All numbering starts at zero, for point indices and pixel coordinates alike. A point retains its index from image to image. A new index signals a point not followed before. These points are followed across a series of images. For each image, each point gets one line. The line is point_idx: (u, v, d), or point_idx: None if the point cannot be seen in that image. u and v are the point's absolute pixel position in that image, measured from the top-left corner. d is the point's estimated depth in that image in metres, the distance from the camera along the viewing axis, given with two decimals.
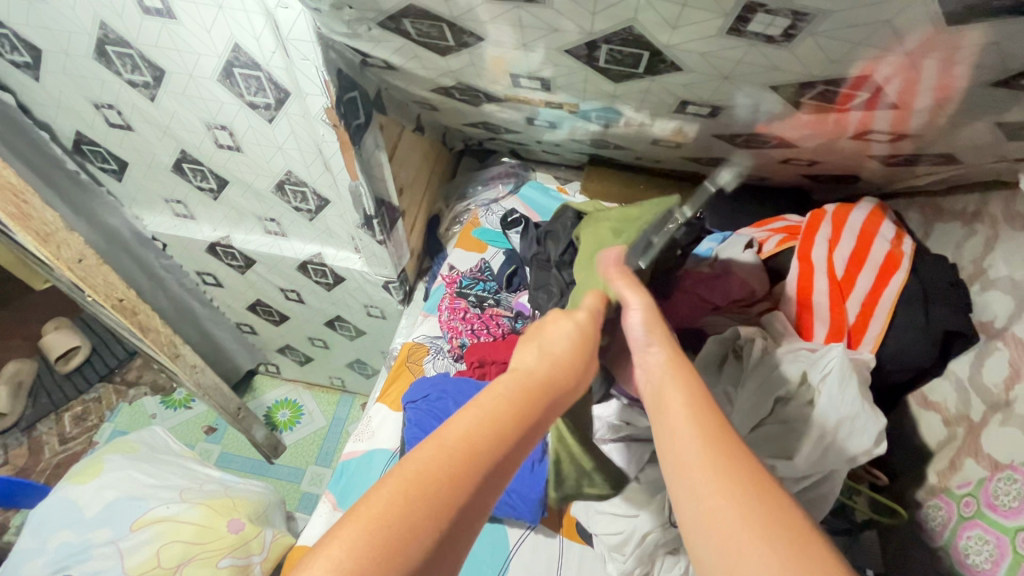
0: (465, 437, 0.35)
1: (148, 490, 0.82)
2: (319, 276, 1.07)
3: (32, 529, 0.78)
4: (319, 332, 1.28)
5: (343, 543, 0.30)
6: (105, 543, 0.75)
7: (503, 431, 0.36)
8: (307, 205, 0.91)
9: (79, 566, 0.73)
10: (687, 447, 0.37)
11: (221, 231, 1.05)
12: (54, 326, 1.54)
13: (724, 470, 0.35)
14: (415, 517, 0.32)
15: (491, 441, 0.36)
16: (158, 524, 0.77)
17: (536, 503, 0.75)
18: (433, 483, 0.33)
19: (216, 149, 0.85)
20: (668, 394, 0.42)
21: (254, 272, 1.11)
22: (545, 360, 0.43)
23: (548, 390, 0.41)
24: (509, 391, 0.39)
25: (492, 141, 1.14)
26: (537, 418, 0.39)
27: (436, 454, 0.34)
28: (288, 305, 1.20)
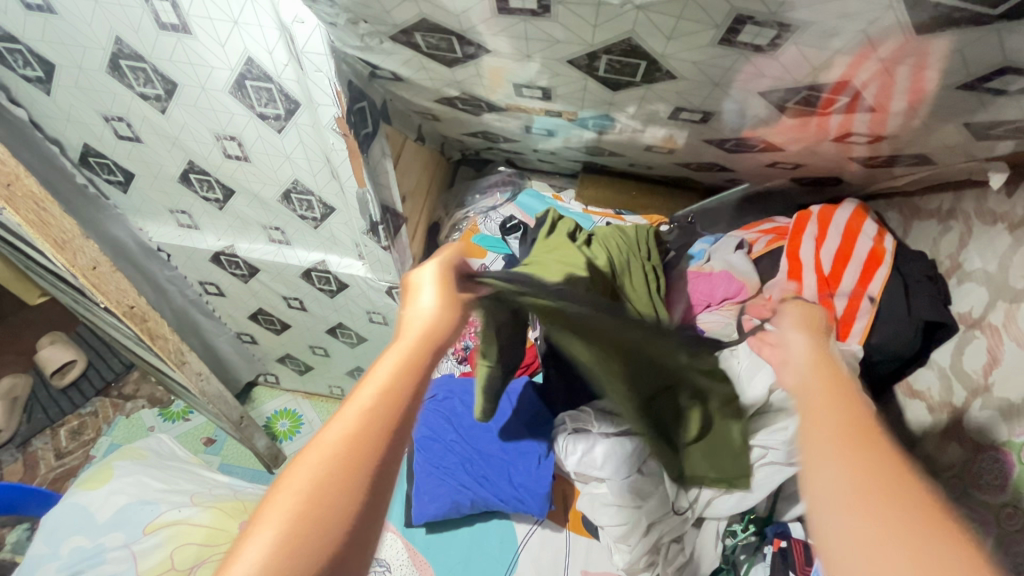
0: (357, 412, 0.40)
1: (158, 494, 0.82)
2: (323, 284, 1.09)
3: (45, 534, 0.78)
4: (319, 340, 1.29)
5: (268, 525, 0.35)
6: (119, 547, 0.76)
7: (389, 394, 0.41)
8: (312, 213, 0.94)
9: (92, 570, 0.73)
10: (837, 443, 0.39)
11: (225, 240, 1.06)
12: (50, 341, 1.53)
13: (887, 473, 0.37)
14: (327, 485, 0.37)
15: (384, 408, 0.40)
16: (170, 527, 0.78)
17: (543, 497, 0.77)
18: (341, 455, 0.38)
19: (224, 159, 0.87)
20: (814, 391, 0.44)
21: (257, 280, 1.12)
22: (414, 327, 0.47)
23: (425, 348, 0.45)
24: (391, 362, 0.43)
25: (489, 151, 1.18)
26: (420, 373, 0.44)
27: (336, 428, 0.39)
28: (291, 313, 1.21)
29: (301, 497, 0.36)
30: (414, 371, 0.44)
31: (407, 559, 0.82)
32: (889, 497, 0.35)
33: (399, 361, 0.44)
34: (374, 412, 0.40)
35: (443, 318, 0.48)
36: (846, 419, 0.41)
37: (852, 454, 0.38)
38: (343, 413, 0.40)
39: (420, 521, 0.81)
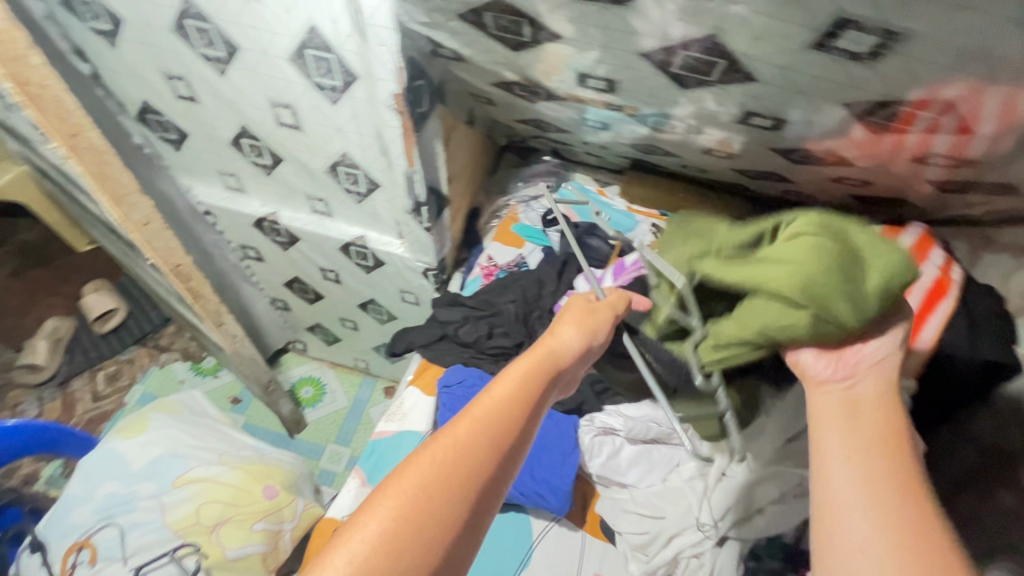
0: (487, 412, 0.48)
1: (189, 449, 0.85)
2: (360, 259, 1.09)
3: (82, 476, 0.81)
4: (350, 313, 1.30)
5: (401, 487, 0.44)
6: (149, 496, 0.78)
7: (517, 406, 0.49)
8: (358, 187, 0.93)
9: (125, 516, 0.76)
10: (861, 476, 0.48)
11: (270, 206, 1.07)
12: (94, 288, 1.59)
13: (888, 502, 0.46)
14: (459, 473, 0.45)
15: (512, 413, 0.48)
16: (198, 483, 0.80)
17: (564, 494, 0.76)
18: (471, 449, 0.46)
19: (277, 126, 0.88)
20: (831, 425, 0.51)
21: (297, 249, 1.13)
22: (543, 345, 0.54)
23: (547, 366, 0.53)
24: (525, 372, 0.51)
25: (536, 139, 1.16)
26: (541, 390, 0.51)
27: (469, 425, 0.47)
28: (325, 285, 1.22)
29: (435, 474, 0.44)
30: (535, 389, 0.51)
31: None
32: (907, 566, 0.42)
33: (526, 377, 0.51)
34: (506, 422, 0.48)
35: (579, 344, 0.56)
36: (881, 478, 0.47)
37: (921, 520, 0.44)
38: (474, 412, 0.48)
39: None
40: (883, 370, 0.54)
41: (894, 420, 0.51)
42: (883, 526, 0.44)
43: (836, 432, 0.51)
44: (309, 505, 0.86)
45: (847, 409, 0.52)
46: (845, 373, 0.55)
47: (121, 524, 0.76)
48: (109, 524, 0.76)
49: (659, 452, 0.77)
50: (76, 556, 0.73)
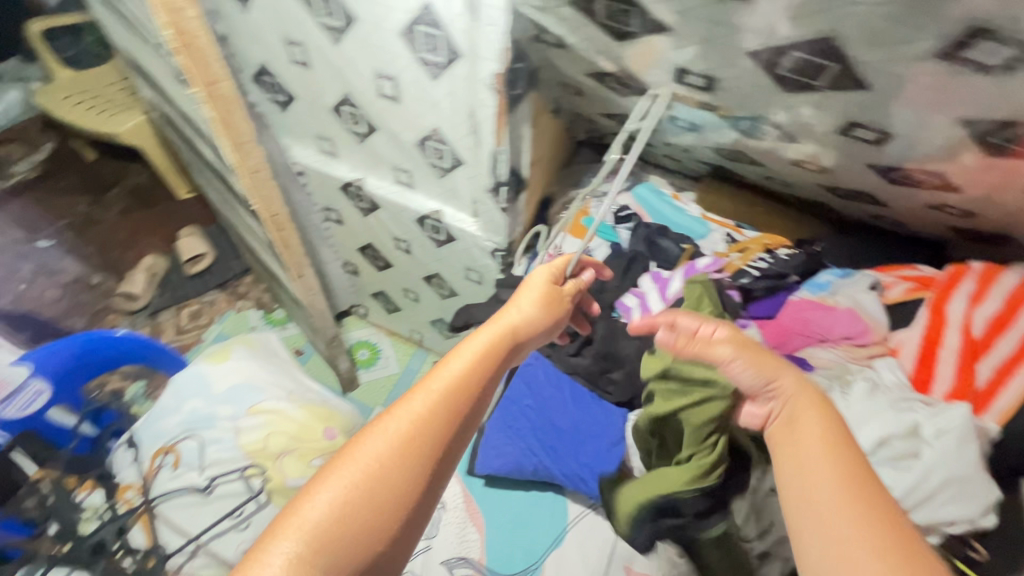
0: (442, 388, 0.53)
1: (266, 383, 0.91)
2: (433, 232, 1.14)
3: (174, 390, 0.89)
4: (413, 285, 1.36)
5: (355, 464, 0.48)
6: (227, 418, 0.86)
7: (469, 381, 0.55)
8: (442, 162, 0.98)
9: (205, 431, 0.84)
10: (809, 450, 0.49)
11: (357, 173, 1.14)
12: (189, 233, 1.74)
13: (842, 473, 0.47)
14: (412, 448, 0.49)
15: (467, 386, 0.54)
16: (270, 414, 0.87)
17: (607, 482, 0.78)
18: (426, 426, 0.50)
19: (377, 97, 0.93)
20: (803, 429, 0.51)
21: (375, 216, 1.20)
22: (503, 325, 0.62)
23: (504, 343, 0.61)
24: (475, 350, 0.58)
25: (615, 136, 1.16)
26: (495, 365, 0.58)
27: (422, 401, 0.52)
28: (395, 254, 1.28)
29: (385, 450, 0.49)
30: (491, 363, 0.58)
31: (461, 503, 0.86)
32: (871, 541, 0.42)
33: (477, 357, 0.57)
34: (455, 395, 0.53)
35: (533, 320, 0.66)
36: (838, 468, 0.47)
37: (864, 510, 0.44)
38: (424, 389, 0.53)
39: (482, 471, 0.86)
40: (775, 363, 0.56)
41: (810, 403, 0.53)
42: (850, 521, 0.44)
43: (788, 448, 0.51)
44: None
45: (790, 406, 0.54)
46: (758, 392, 0.57)
47: (201, 437, 0.84)
48: (191, 436, 0.84)
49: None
50: (162, 458, 0.82)
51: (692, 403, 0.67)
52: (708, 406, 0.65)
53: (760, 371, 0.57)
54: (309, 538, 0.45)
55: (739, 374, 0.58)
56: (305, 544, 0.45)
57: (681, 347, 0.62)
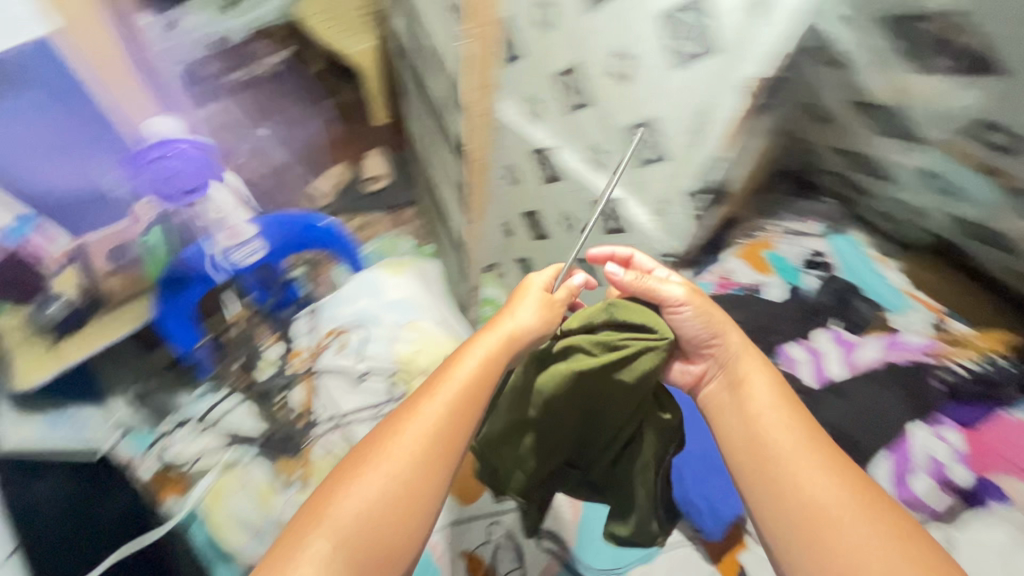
0: (444, 407, 0.61)
1: (424, 304, 0.96)
2: (606, 218, 1.12)
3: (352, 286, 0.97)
4: (560, 263, 1.37)
5: (376, 477, 0.57)
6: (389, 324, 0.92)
7: (468, 394, 0.63)
8: (646, 153, 0.96)
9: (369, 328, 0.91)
10: (764, 408, 0.67)
11: (551, 141, 1.15)
12: (376, 154, 1.94)
13: (784, 436, 0.65)
14: (419, 458, 0.58)
15: (468, 399, 0.63)
16: (420, 334, 0.92)
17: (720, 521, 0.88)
18: (432, 442, 0.59)
19: (606, 73, 0.93)
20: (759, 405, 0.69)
21: (552, 187, 1.21)
22: (504, 334, 0.68)
23: (504, 353, 0.67)
24: (476, 359, 0.65)
25: (828, 175, 1.03)
26: (495, 375, 0.66)
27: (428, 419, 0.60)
28: (555, 229, 1.30)
29: (399, 463, 0.58)
30: (491, 372, 0.65)
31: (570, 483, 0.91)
32: (810, 482, 0.61)
33: (479, 372, 0.65)
34: (456, 408, 0.62)
35: (531, 328, 0.70)
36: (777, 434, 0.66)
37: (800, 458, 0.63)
38: (429, 403, 0.62)
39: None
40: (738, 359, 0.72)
41: (751, 368, 0.71)
42: (796, 463, 0.62)
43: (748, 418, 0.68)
44: None
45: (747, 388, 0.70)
46: (702, 345, 0.72)
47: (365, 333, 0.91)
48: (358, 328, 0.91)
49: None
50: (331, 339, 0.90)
51: (620, 361, 0.67)
52: (647, 357, 0.67)
53: (709, 326, 0.72)
54: (340, 532, 0.54)
55: (685, 321, 0.71)
56: (337, 541, 0.53)
57: (630, 290, 0.72)
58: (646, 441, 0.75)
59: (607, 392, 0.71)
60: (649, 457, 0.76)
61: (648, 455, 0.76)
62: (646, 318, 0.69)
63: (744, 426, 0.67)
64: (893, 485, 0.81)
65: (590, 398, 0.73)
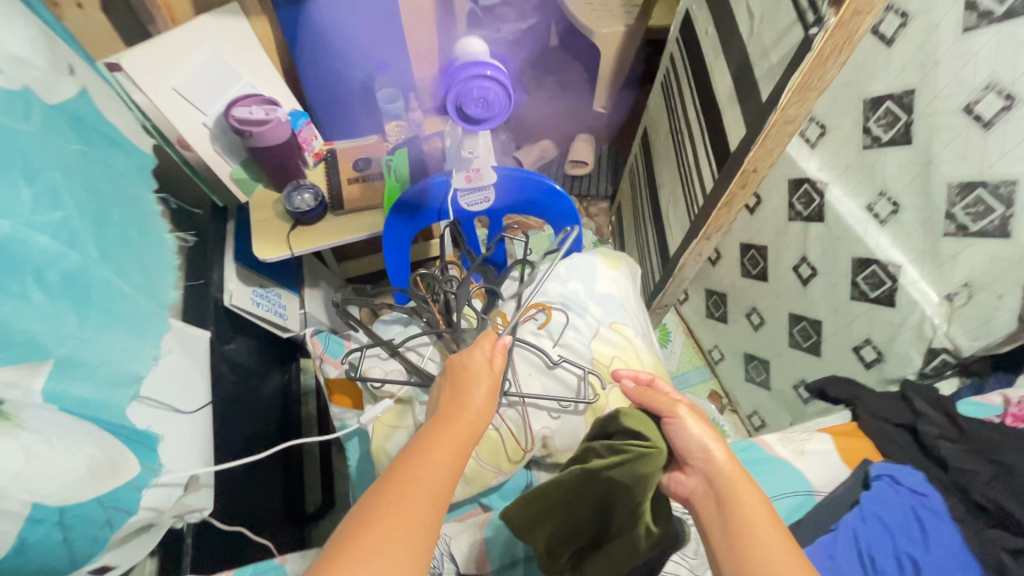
0: (423, 491, 0.43)
1: (632, 309, 0.84)
2: (866, 282, 0.91)
3: (566, 263, 0.85)
4: (768, 310, 1.18)
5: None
6: (595, 318, 0.80)
7: (445, 475, 0.46)
8: (970, 220, 0.75)
9: (575, 315, 0.79)
10: (760, 540, 0.45)
11: (825, 174, 0.97)
12: None
13: (769, 530, 0.46)
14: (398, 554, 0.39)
15: (439, 480, 0.45)
16: (625, 341, 0.79)
17: None
18: (406, 534, 0.40)
19: (956, 111, 0.74)
20: (737, 495, 0.49)
21: (801, 227, 1.02)
22: (467, 416, 0.52)
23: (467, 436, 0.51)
24: (437, 441, 0.48)
25: None
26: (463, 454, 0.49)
27: (409, 501, 0.42)
28: (781, 273, 1.11)
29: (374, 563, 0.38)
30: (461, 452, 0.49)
31: None
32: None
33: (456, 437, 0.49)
34: (434, 491, 0.44)
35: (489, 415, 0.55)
36: (759, 522, 0.47)
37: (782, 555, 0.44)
38: (409, 485, 0.43)
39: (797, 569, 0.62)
40: (713, 438, 0.53)
41: (741, 486, 0.50)
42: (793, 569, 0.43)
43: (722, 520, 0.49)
44: None
45: (718, 474, 0.51)
46: (694, 458, 0.53)
47: (570, 319, 0.79)
48: (563, 312, 0.79)
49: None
50: (535, 313, 0.79)
51: (609, 464, 0.56)
52: (635, 465, 0.53)
53: (704, 436, 0.53)
54: None
55: (684, 433, 0.54)
56: None
57: (637, 401, 0.58)
58: (621, 542, 0.61)
59: (601, 490, 0.60)
60: (623, 557, 0.62)
61: (619, 552, 0.62)
62: (645, 428, 0.56)
63: (731, 551, 0.46)
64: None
65: (591, 494, 0.61)
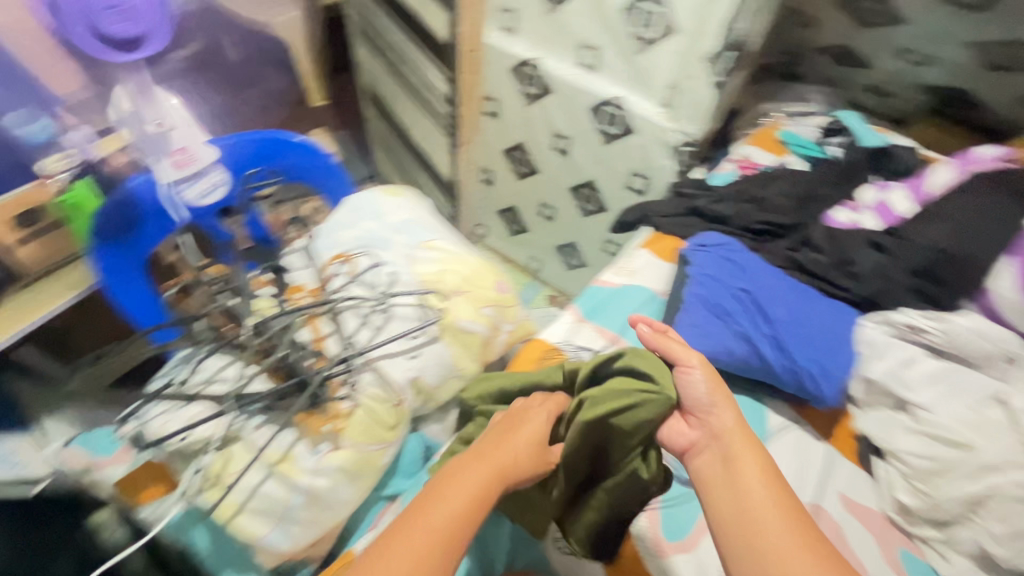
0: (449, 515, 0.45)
1: (435, 223, 0.78)
2: (607, 123, 1.02)
3: (347, 208, 0.77)
4: (555, 197, 1.24)
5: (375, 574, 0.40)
6: (403, 244, 0.73)
7: (474, 505, 0.47)
8: (648, 32, 0.88)
9: (380, 250, 0.71)
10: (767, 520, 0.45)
11: (534, 52, 1.04)
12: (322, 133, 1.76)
13: (780, 511, 0.45)
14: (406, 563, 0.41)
15: (464, 510, 0.46)
16: (444, 252, 0.74)
17: (840, 383, 0.64)
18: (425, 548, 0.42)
19: None
20: (744, 466, 0.49)
21: (541, 106, 1.09)
22: (504, 455, 0.52)
23: (501, 477, 0.50)
24: (471, 476, 0.49)
25: (817, 59, 1.08)
26: (494, 488, 0.49)
27: (428, 524, 0.44)
28: (546, 157, 1.18)
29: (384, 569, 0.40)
30: (496, 488, 0.49)
31: None
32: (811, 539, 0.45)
33: (486, 479, 0.49)
34: (465, 520, 0.45)
35: (524, 458, 0.54)
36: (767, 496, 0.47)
37: (790, 524, 0.45)
38: (438, 507, 0.45)
39: None
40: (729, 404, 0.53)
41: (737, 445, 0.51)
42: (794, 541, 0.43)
43: (734, 498, 0.47)
44: (524, 319, 0.79)
45: (733, 450, 0.51)
46: (704, 410, 0.54)
47: (376, 256, 0.71)
48: (366, 252, 0.71)
49: (972, 379, 0.62)
50: (337, 266, 0.69)
51: (614, 411, 0.56)
52: (640, 411, 0.55)
53: (714, 392, 0.55)
54: None
55: (694, 387, 0.55)
56: None
57: (652, 345, 0.59)
58: (609, 485, 0.59)
59: (598, 436, 0.58)
60: (607, 502, 0.59)
61: (604, 498, 0.59)
62: (656, 370, 0.57)
63: (735, 523, 0.46)
64: (1018, 292, 0.65)
65: (583, 443, 0.58)
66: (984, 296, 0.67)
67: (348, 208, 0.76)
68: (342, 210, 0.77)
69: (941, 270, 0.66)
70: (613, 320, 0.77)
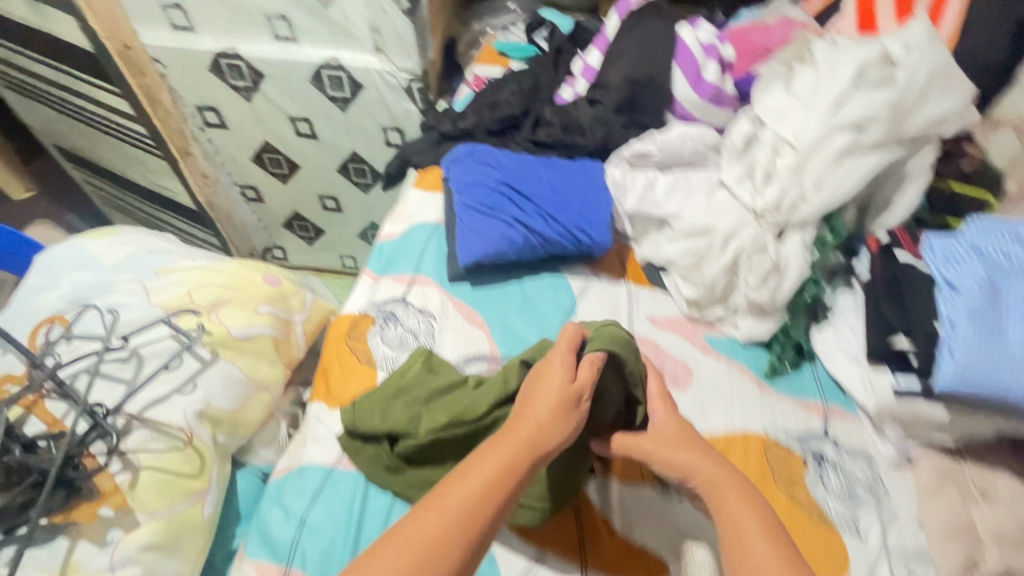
0: (463, 500, 0.41)
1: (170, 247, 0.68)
2: (334, 88, 0.97)
3: (42, 267, 0.63)
4: (329, 186, 1.17)
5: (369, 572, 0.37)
6: (131, 280, 0.62)
7: (494, 487, 0.42)
8: None
9: (102, 297, 0.60)
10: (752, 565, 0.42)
11: (225, 42, 0.94)
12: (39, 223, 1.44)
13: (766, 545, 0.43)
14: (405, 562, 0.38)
15: (482, 502, 0.41)
16: (188, 270, 0.64)
17: (604, 223, 0.69)
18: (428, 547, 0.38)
19: None
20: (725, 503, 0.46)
21: (262, 95, 1.00)
22: (528, 421, 0.45)
23: (526, 451, 0.44)
24: (496, 449, 0.44)
25: None
26: (519, 464, 0.43)
27: (434, 517, 0.40)
28: (297, 148, 1.10)
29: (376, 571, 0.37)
30: (522, 465, 0.43)
31: (452, 311, 0.70)
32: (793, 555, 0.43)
33: (512, 455, 0.43)
34: (476, 504, 0.41)
35: (559, 423, 0.46)
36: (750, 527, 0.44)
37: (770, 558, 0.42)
38: (452, 488, 0.41)
39: (468, 262, 0.69)
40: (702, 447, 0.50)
41: (730, 485, 0.47)
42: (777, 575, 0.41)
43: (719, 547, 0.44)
44: (317, 301, 0.73)
45: (712, 486, 0.48)
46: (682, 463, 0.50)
47: (98, 305, 0.59)
48: (84, 306, 0.59)
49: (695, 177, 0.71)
50: (48, 332, 0.57)
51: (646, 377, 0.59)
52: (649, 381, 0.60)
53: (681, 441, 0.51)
54: None
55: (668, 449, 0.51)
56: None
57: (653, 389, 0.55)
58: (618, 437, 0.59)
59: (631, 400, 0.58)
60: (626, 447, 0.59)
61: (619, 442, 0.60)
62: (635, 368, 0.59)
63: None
64: (694, 92, 0.74)
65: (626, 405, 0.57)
66: (675, 107, 0.77)
67: (46, 269, 0.63)
68: (39, 273, 0.63)
69: (639, 100, 0.75)
70: (404, 263, 0.75)
